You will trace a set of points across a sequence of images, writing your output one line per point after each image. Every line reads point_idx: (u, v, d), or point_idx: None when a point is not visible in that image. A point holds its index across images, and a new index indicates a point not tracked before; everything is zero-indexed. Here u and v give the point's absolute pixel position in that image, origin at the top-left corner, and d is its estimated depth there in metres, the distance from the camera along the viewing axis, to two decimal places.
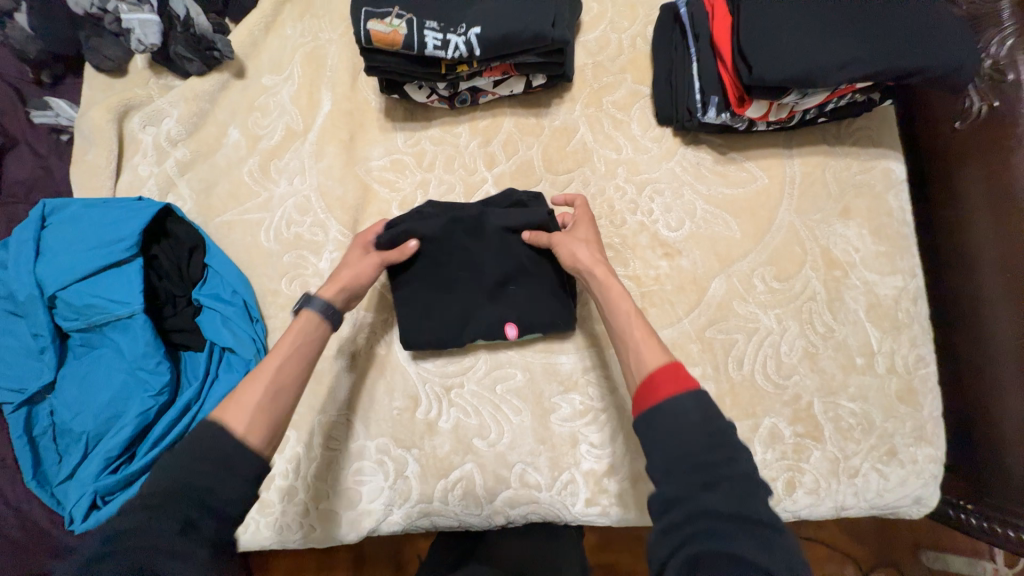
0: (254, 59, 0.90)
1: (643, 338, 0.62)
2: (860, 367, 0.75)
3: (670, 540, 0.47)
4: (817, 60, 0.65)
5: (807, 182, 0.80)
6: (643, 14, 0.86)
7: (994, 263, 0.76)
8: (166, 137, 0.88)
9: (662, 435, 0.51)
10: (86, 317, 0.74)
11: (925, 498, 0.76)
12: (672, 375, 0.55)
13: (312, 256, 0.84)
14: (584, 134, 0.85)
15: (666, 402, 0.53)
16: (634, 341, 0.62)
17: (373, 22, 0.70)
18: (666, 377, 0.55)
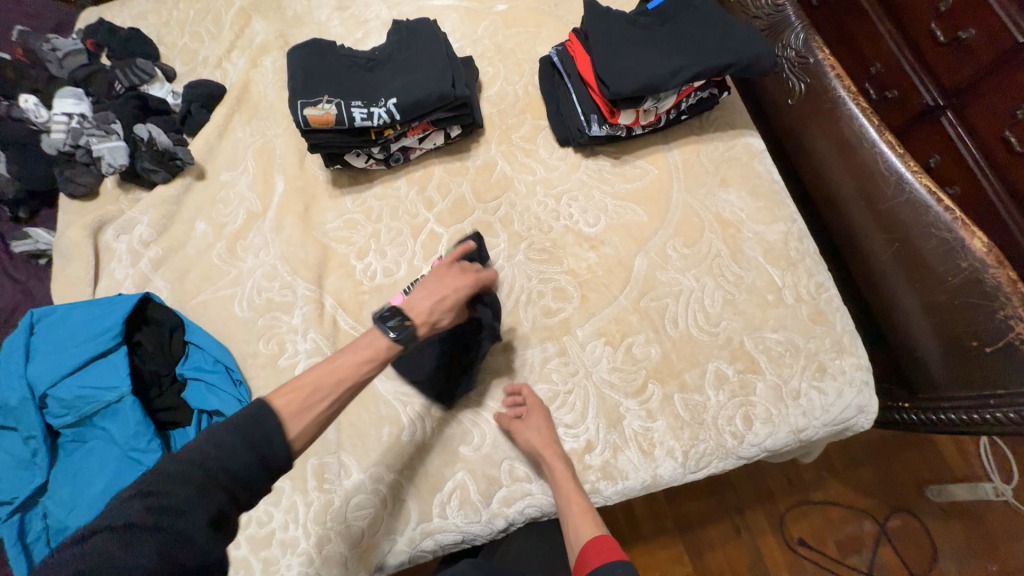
0: (212, 162, 1.05)
1: (581, 513, 0.73)
2: (773, 302, 0.88)
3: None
4: (655, 72, 0.84)
5: (687, 165, 0.97)
6: (528, 68, 1.07)
7: (854, 195, 0.92)
8: (139, 241, 0.99)
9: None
10: (75, 410, 0.79)
11: (866, 405, 0.85)
12: (602, 547, 0.68)
13: (284, 314, 0.93)
14: (502, 166, 1.01)
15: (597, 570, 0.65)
16: (573, 517, 0.73)
17: (309, 109, 0.86)
18: (598, 551, 0.68)
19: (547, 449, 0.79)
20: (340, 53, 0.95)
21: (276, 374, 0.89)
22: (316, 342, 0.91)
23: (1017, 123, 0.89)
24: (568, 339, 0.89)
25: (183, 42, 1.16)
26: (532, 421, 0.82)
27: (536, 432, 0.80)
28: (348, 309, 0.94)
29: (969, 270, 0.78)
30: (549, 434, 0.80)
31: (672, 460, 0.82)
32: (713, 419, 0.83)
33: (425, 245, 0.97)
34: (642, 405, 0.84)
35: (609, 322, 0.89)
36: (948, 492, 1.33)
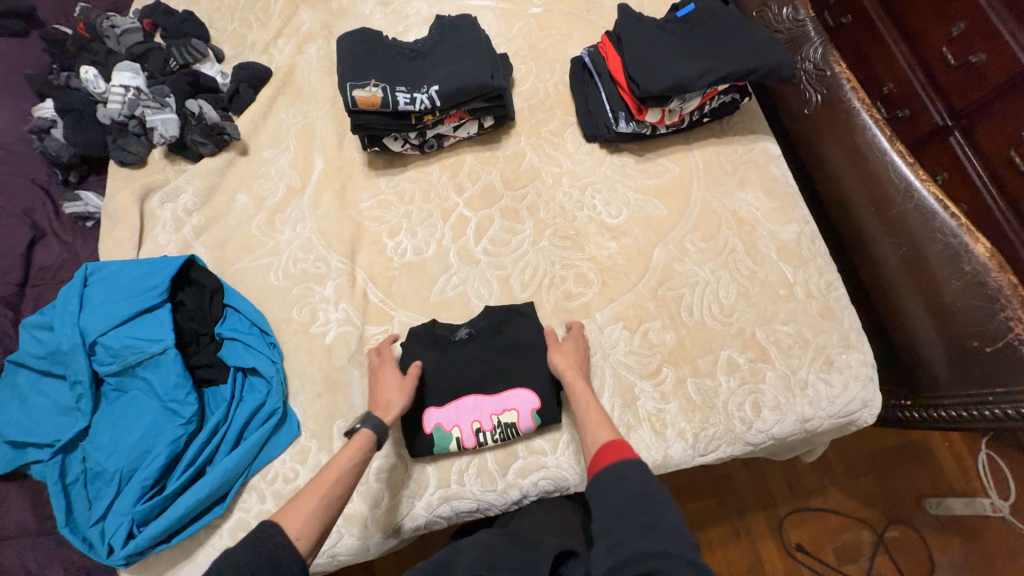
0: (255, 139, 1.10)
1: (598, 423, 0.76)
2: (784, 297, 0.92)
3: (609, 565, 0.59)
4: (683, 74, 0.89)
5: (707, 164, 1.02)
6: (559, 67, 1.13)
7: (864, 201, 0.97)
8: (183, 209, 1.04)
9: (611, 493, 0.65)
10: (121, 359, 0.83)
11: (870, 399, 0.88)
12: (615, 448, 0.70)
13: (317, 285, 0.98)
14: (531, 157, 1.06)
15: (606, 472, 0.68)
16: (589, 425, 0.76)
17: (357, 90, 0.92)
18: (607, 453, 0.70)
19: (570, 371, 0.83)
20: (385, 42, 1.00)
21: (307, 340, 0.94)
22: (347, 312, 0.96)
23: (1022, 143, 0.94)
24: (588, 322, 0.93)
25: (233, 27, 1.22)
26: (564, 347, 0.87)
27: (566, 355, 0.85)
28: (378, 283, 0.99)
29: (973, 273, 0.83)
30: (576, 358, 0.85)
31: (683, 442, 0.86)
32: (723, 404, 0.87)
33: (454, 227, 1.02)
34: (656, 387, 0.88)
35: (628, 307, 0.93)
36: (945, 504, 1.36)
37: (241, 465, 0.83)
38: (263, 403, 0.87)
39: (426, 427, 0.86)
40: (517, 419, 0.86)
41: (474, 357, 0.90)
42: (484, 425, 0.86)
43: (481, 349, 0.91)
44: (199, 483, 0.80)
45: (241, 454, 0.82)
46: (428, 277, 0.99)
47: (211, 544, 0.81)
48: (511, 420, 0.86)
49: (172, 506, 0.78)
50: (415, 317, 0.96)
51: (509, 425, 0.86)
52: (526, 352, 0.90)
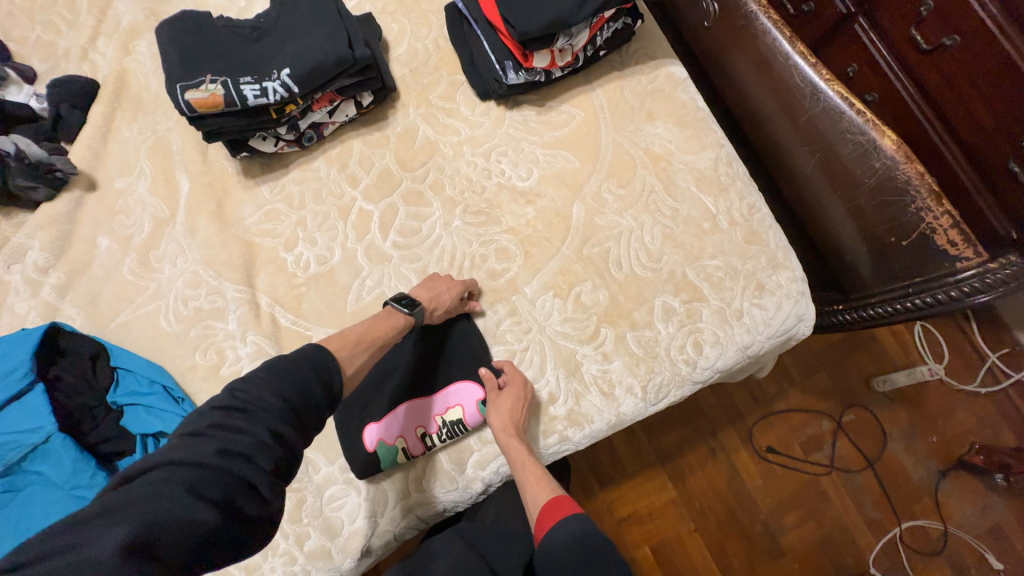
0: (101, 168, 0.94)
1: (536, 480, 0.74)
2: (709, 230, 0.89)
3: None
4: (562, 7, 0.79)
5: (612, 103, 0.94)
6: (436, 20, 0.99)
7: (776, 111, 0.93)
8: (35, 268, 0.89)
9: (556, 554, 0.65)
10: (0, 459, 0.73)
11: (805, 313, 0.89)
12: (557, 507, 0.69)
13: (218, 321, 0.88)
14: (424, 130, 0.96)
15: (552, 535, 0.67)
16: (531, 486, 0.74)
17: (190, 92, 0.77)
18: (553, 511, 0.69)
19: (505, 432, 0.77)
20: (217, 24, 0.84)
21: (220, 384, 0.85)
22: (258, 344, 0.87)
23: (923, 20, 0.86)
24: (518, 298, 0.88)
25: (36, 35, 1.00)
26: (501, 402, 0.79)
27: (502, 412, 0.78)
28: (286, 305, 0.89)
29: (884, 169, 0.81)
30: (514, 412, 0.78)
31: (633, 397, 0.85)
32: (666, 351, 0.86)
33: (357, 225, 0.92)
34: (597, 349, 0.86)
35: (556, 274, 0.88)
36: (891, 380, 1.46)
37: None
38: None
39: (369, 445, 0.80)
40: (461, 412, 0.82)
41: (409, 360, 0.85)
42: (430, 429, 0.82)
43: (415, 348, 0.85)
44: None
45: None
46: (340, 286, 0.90)
47: None
48: (457, 417, 0.82)
49: None
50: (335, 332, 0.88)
51: (455, 423, 0.82)
52: (460, 336, 0.86)
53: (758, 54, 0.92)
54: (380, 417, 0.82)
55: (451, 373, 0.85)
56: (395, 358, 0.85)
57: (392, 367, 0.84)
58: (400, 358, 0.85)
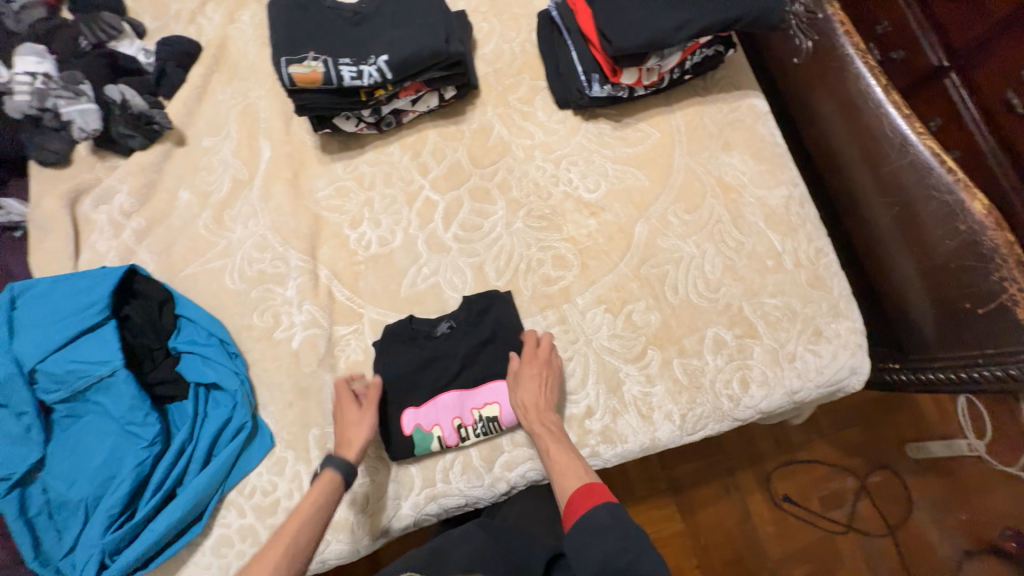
0: (193, 126, 0.99)
1: (562, 468, 0.74)
2: (773, 267, 0.88)
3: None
4: (661, 28, 0.80)
5: (690, 127, 0.94)
6: (525, 24, 1.02)
7: (856, 158, 0.91)
8: (120, 211, 0.95)
9: (591, 545, 0.65)
10: (68, 385, 0.77)
11: (859, 367, 0.86)
12: (588, 495, 0.70)
13: (278, 287, 0.91)
14: (499, 130, 0.97)
15: (585, 524, 0.67)
16: (556, 475, 0.74)
17: (294, 67, 0.81)
18: (583, 497, 0.70)
19: (531, 411, 0.78)
20: (323, 5, 0.88)
21: (272, 346, 0.88)
22: (312, 313, 0.90)
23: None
24: (568, 308, 0.88)
25: None
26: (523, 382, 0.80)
27: (528, 394, 0.79)
28: (343, 280, 0.92)
29: (968, 233, 0.78)
30: (540, 396, 0.79)
31: (670, 423, 0.84)
32: (711, 383, 0.85)
33: (421, 213, 0.94)
34: (641, 370, 0.85)
35: (609, 289, 0.88)
36: (926, 449, 1.39)
37: (213, 484, 0.79)
38: (230, 419, 0.82)
39: (406, 429, 0.82)
40: (495, 408, 0.82)
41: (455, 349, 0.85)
42: (466, 421, 0.82)
43: (463, 340, 0.86)
44: (171, 506, 0.76)
45: (212, 474, 0.79)
46: (397, 269, 0.92)
47: (194, 563, 0.79)
48: (494, 414, 0.82)
49: (147, 531, 0.75)
50: (386, 313, 0.90)
51: (491, 419, 0.82)
52: (507, 332, 0.86)
53: (848, 98, 0.90)
54: (417, 403, 0.84)
55: (493, 370, 0.86)
56: (440, 347, 0.86)
57: (437, 352, 0.85)
58: (445, 349, 0.85)
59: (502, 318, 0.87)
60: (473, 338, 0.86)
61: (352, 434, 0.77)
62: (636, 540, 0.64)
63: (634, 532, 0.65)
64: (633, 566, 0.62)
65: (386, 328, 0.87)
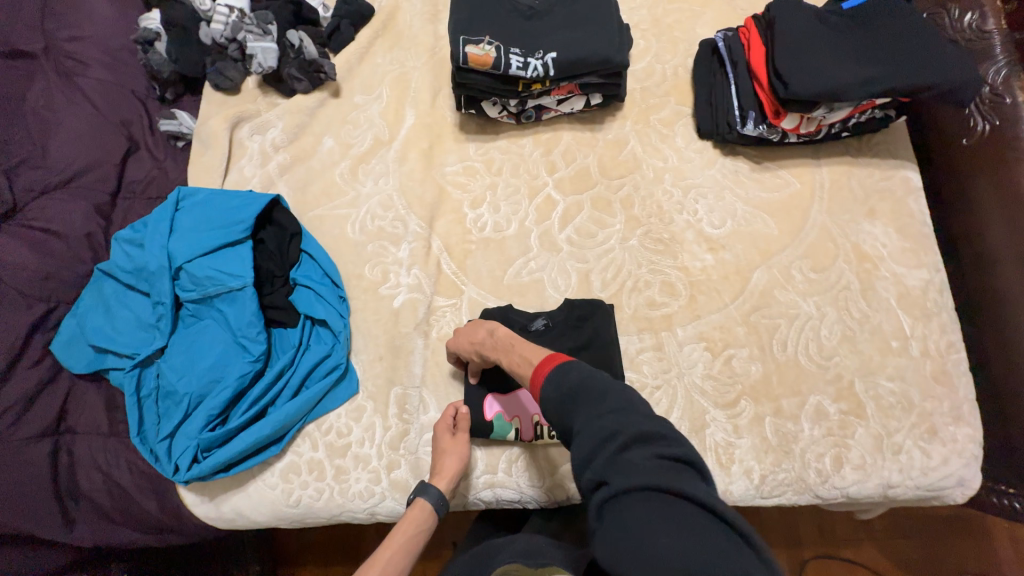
0: (349, 81, 1.06)
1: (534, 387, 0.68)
2: (896, 350, 0.82)
3: (595, 510, 0.47)
4: (843, 81, 0.78)
5: (835, 186, 0.91)
6: (683, 49, 1.01)
7: (1013, 259, 0.84)
8: (270, 144, 1.02)
9: (557, 400, 0.57)
10: (202, 288, 0.84)
11: (969, 480, 0.79)
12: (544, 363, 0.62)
13: (392, 246, 0.95)
14: (634, 146, 0.97)
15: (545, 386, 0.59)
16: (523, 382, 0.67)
17: (469, 46, 0.84)
18: (543, 368, 0.62)
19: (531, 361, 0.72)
20: None
21: (375, 300, 0.92)
22: (418, 279, 0.93)
23: None
24: (667, 336, 0.87)
25: None
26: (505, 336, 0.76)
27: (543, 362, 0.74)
28: (452, 254, 0.95)
29: None
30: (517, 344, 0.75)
31: (747, 480, 0.80)
32: (801, 451, 0.80)
33: (539, 209, 0.96)
34: (730, 419, 0.82)
35: (714, 328, 0.86)
36: None
37: (300, 412, 0.84)
38: (326, 356, 0.87)
39: (487, 414, 0.83)
40: None
41: (549, 346, 0.83)
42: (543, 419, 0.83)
43: (558, 341, 0.83)
44: (260, 423, 0.82)
45: (301, 403, 0.83)
46: (506, 257, 0.94)
47: (263, 480, 0.84)
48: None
49: (236, 439, 0.81)
50: (486, 296, 0.92)
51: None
52: (604, 343, 0.83)
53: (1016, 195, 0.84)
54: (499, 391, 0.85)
55: None
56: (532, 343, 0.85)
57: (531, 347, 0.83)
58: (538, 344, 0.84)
59: (602, 328, 0.84)
60: (570, 340, 0.83)
61: (446, 462, 0.79)
62: (601, 400, 0.53)
63: (600, 390, 0.55)
64: (593, 400, 0.53)
65: (485, 312, 0.87)
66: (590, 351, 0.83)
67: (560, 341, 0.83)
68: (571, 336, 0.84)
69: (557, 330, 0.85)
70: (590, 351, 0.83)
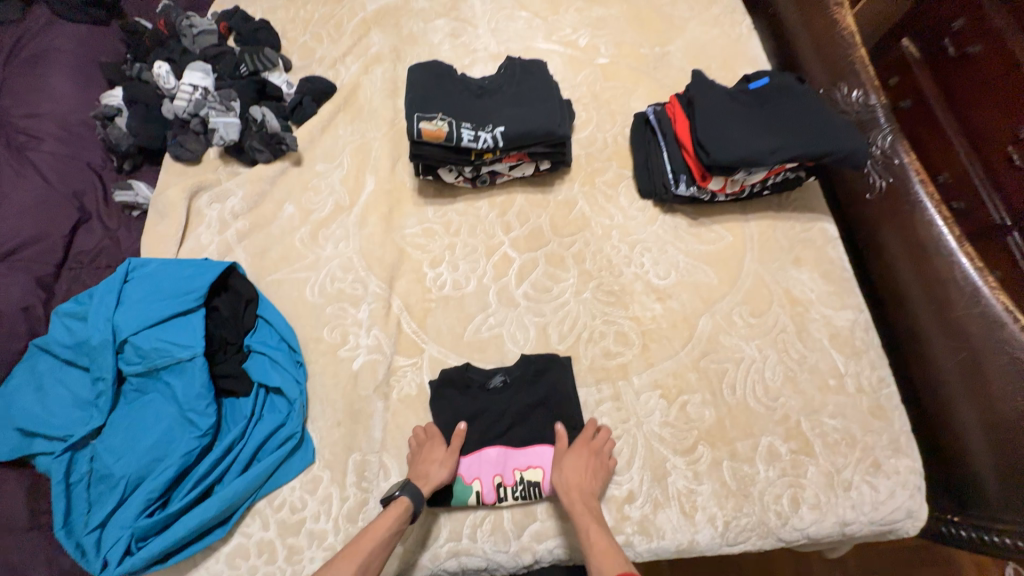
0: (311, 151, 1.11)
1: (602, 551, 0.69)
2: (834, 387, 0.88)
3: None
4: (756, 150, 0.88)
5: (763, 237, 1.00)
6: (620, 120, 1.13)
7: (921, 298, 0.93)
8: (229, 211, 1.04)
9: None
10: (148, 361, 0.81)
11: (916, 511, 0.82)
12: None
13: (352, 307, 0.96)
14: (582, 206, 1.05)
15: None
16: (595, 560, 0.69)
17: (423, 123, 0.92)
18: None
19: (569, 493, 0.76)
20: (455, 77, 1.01)
21: (334, 363, 0.91)
22: (378, 340, 0.93)
23: None
24: (624, 385, 0.89)
25: (304, 40, 1.24)
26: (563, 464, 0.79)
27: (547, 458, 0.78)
28: (413, 313, 0.96)
29: None
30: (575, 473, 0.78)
31: (712, 528, 0.80)
32: (760, 493, 0.82)
33: (497, 266, 1.00)
34: (690, 465, 0.84)
35: (667, 375, 0.90)
36: None
37: (250, 488, 0.79)
38: (280, 426, 0.84)
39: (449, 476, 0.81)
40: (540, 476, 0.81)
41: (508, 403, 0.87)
42: (507, 481, 0.82)
43: (516, 398, 0.87)
44: (205, 504, 0.76)
45: (251, 478, 0.79)
46: (465, 314, 0.96)
47: (205, 568, 0.77)
48: (535, 478, 0.81)
49: (177, 524, 0.75)
50: (446, 353, 0.93)
51: (532, 483, 0.81)
52: (561, 395, 0.87)
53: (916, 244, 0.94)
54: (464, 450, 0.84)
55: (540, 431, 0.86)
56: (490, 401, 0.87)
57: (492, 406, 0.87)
58: (498, 402, 0.87)
59: (559, 381, 0.88)
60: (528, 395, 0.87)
61: (432, 471, 0.78)
62: None
63: None
64: None
65: (443, 371, 0.89)
66: (547, 404, 0.87)
67: (517, 397, 0.87)
68: (529, 390, 0.88)
69: (513, 387, 0.88)
70: (545, 404, 0.87)
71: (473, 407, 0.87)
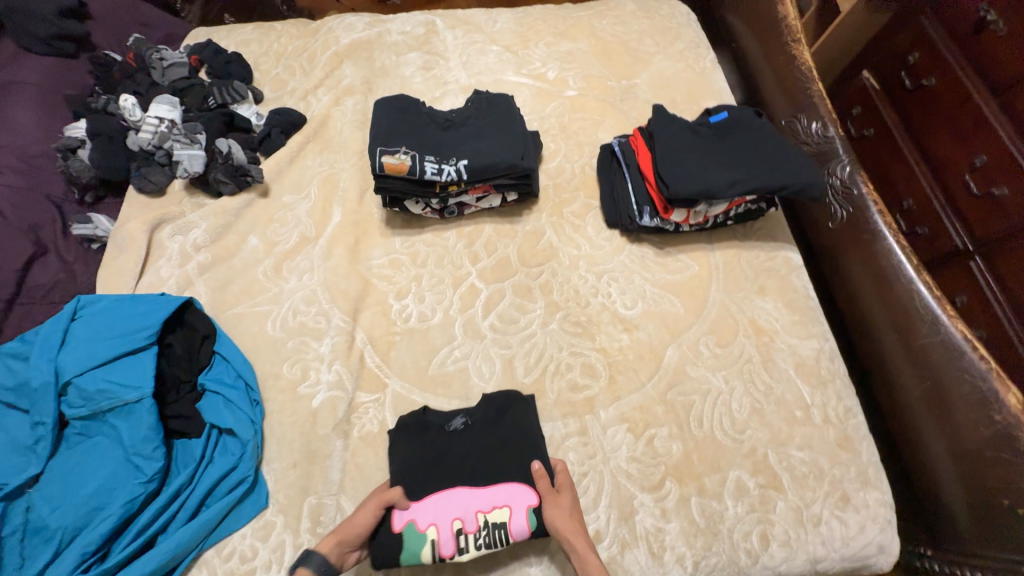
0: (278, 182, 1.10)
1: None
2: (801, 419, 0.87)
3: None
4: (714, 183, 0.90)
5: (728, 266, 1.01)
6: (588, 151, 1.14)
7: (887, 328, 0.93)
8: (192, 244, 1.02)
9: None
10: (93, 403, 0.78)
11: (887, 545, 0.81)
12: None
13: (314, 341, 0.94)
14: (550, 236, 1.05)
15: None
16: None
17: (386, 157, 0.92)
18: None
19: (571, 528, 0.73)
20: (421, 110, 1.02)
21: (293, 401, 0.88)
22: (339, 375, 0.91)
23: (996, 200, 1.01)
24: (590, 419, 0.88)
25: (276, 72, 1.26)
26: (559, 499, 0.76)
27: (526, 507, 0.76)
28: (376, 347, 0.94)
29: (1003, 425, 0.76)
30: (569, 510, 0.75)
31: (681, 569, 0.78)
32: (729, 531, 0.80)
33: (463, 297, 0.99)
34: (657, 502, 0.82)
35: (634, 408, 0.88)
36: None
37: (196, 537, 0.76)
38: (232, 469, 0.81)
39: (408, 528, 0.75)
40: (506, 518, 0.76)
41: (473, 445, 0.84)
42: (468, 527, 0.76)
43: (477, 440, 0.84)
44: (146, 557, 0.72)
45: (198, 527, 0.75)
46: (430, 346, 0.94)
47: None
48: (501, 519, 0.76)
49: None
50: (410, 389, 0.90)
51: (497, 526, 0.76)
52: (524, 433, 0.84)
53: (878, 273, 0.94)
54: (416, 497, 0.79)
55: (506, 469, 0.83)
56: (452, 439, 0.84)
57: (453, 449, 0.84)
58: (458, 445, 0.84)
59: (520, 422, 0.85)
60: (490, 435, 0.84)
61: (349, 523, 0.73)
62: None
63: None
64: None
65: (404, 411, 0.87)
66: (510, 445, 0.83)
67: (480, 439, 0.84)
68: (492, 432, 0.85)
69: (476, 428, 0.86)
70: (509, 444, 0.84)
71: (430, 450, 0.83)
